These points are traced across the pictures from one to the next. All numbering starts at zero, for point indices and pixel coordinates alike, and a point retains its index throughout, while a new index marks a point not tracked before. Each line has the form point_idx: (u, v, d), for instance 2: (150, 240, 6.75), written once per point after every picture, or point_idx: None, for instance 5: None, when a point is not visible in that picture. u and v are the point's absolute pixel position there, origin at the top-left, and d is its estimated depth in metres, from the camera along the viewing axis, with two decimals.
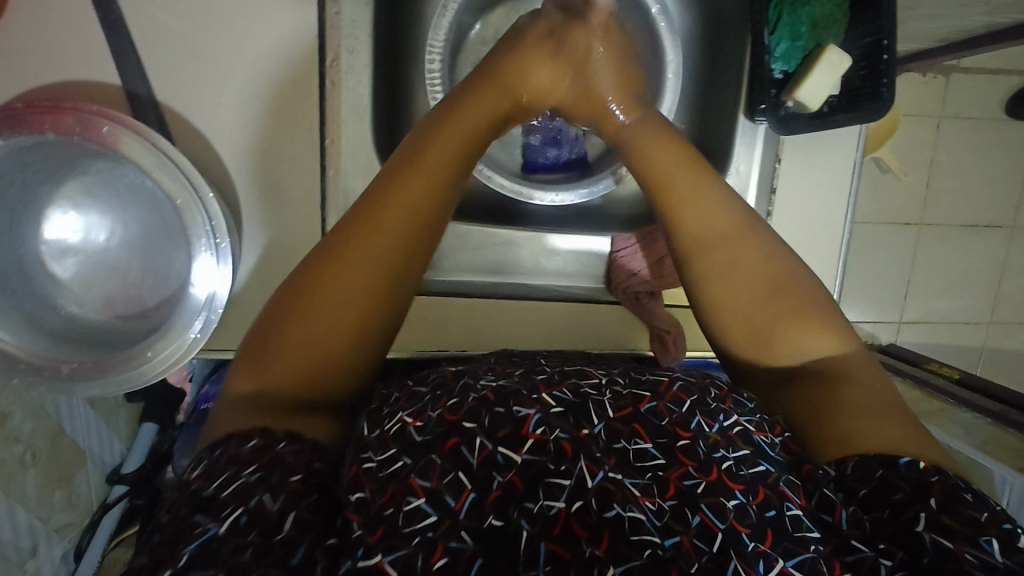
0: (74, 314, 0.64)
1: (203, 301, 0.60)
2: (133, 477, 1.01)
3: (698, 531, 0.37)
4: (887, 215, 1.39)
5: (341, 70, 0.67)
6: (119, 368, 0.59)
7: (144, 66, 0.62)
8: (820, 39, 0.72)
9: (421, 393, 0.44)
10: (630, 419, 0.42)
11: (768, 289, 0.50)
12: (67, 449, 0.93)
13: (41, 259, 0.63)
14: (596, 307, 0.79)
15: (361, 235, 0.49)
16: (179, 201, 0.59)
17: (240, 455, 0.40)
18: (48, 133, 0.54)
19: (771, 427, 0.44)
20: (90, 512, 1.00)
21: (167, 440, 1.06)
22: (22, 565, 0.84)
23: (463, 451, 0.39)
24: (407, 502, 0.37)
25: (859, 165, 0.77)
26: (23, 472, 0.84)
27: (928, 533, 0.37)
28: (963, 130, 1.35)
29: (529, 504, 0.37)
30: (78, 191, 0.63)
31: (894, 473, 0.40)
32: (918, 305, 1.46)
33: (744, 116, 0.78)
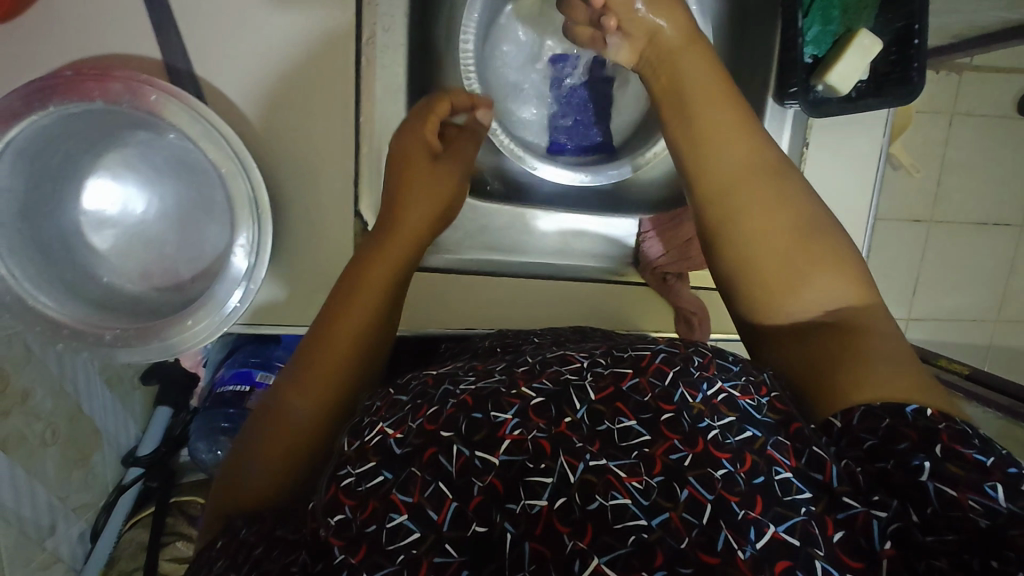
0: (112, 285, 0.65)
1: (244, 272, 0.61)
2: (148, 458, 1.03)
3: (686, 505, 0.37)
4: (897, 211, 1.39)
5: (376, 47, 0.68)
6: (164, 334, 0.59)
7: (184, 41, 0.61)
8: (851, 24, 0.73)
9: (402, 401, 0.45)
10: (612, 399, 0.42)
11: (793, 244, 0.51)
12: (85, 429, 0.94)
13: (81, 228, 0.64)
14: (610, 287, 0.78)
15: (339, 315, 0.57)
16: (223, 170, 0.59)
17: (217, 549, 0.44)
18: (97, 101, 0.55)
19: (757, 388, 0.44)
20: (106, 494, 1.00)
21: (180, 424, 1.08)
22: (41, 543, 0.85)
23: (441, 460, 0.39)
24: (389, 519, 0.37)
25: (885, 151, 0.78)
26: (44, 449, 0.84)
27: (932, 482, 0.37)
28: (975, 128, 1.35)
29: (511, 505, 0.38)
30: (118, 163, 0.64)
31: (902, 420, 0.41)
32: (926, 303, 1.46)
33: (773, 99, 0.79)
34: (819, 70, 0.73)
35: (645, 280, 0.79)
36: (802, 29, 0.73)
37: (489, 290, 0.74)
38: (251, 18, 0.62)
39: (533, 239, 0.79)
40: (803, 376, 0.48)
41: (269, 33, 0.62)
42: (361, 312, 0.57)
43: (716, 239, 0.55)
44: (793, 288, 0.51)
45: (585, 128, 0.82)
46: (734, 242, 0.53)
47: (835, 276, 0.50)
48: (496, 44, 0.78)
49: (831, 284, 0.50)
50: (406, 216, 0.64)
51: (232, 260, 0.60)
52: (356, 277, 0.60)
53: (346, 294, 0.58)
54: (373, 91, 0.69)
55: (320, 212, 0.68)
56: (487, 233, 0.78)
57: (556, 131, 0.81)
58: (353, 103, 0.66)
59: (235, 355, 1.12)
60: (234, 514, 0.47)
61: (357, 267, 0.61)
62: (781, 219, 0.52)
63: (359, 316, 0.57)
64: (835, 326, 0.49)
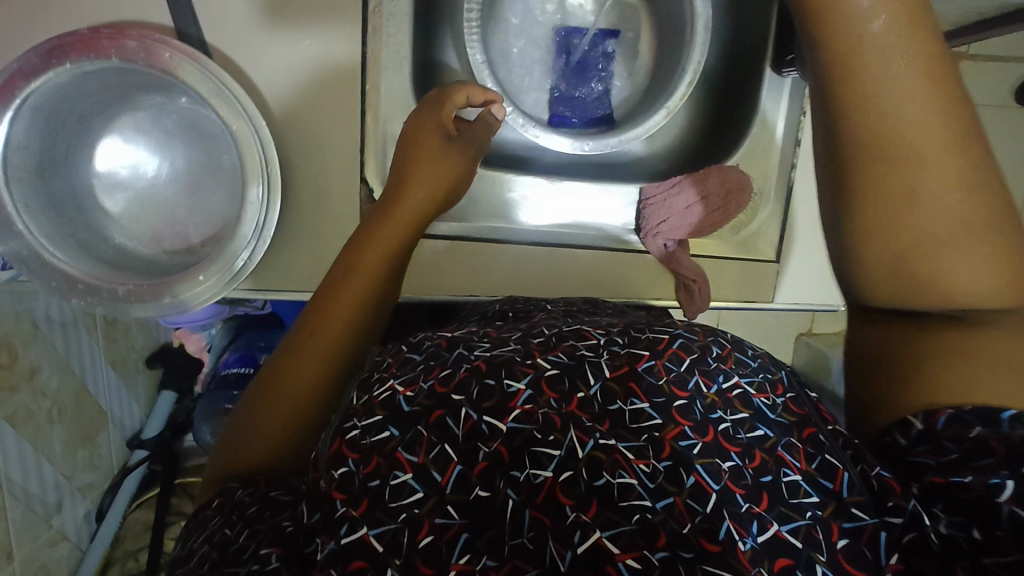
0: (122, 246, 0.66)
1: (253, 231, 0.62)
2: (154, 442, 1.04)
3: (691, 492, 0.38)
4: None
5: (383, 16, 0.68)
6: (176, 288, 0.60)
7: (194, 8, 0.62)
8: None
9: (414, 360, 0.46)
10: (626, 378, 0.44)
11: (954, 223, 0.43)
12: (89, 409, 0.94)
13: (94, 189, 0.65)
14: (613, 255, 0.78)
15: (340, 284, 0.58)
16: (233, 127, 0.60)
17: (211, 511, 0.45)
18: (113, 59, 0.56)
19: (772, 388, 0.45)
20: (111, 476, 1.01)
21: (184, 411, 1.10)
22: (48, 520, 0.86)
23: (448, 422, 0.40)
24: (394, 476, 0.38)
25: None
26: (50, 426, 0.85)
27: (1008, 505, 0.35)
28: None
29: (515, 473, 0.39)
30: (130, 126, 0.66)
31: (994, 432, 0.38)
32: None
33: (771, 69, 0.78)
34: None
35: (647, 249, 0.79)
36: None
37: (491, 256, 0.75)
38: None
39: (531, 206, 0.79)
40: (886, 381, 0.45)
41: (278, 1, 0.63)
42: (362, 279, 0.58)
43: (856, 211, 0.46)
44: (939, 272, 0.44)
45: (600, 98, 0.83)
46: (895, 223, 0.45)
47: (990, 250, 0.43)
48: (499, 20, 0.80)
49: (985, 262, 0.43)
50: (411, 189, 0.65)
51: (243, 219, 0.61)
52: (361, 243, 0.61)
53: (337, 279, 0.59)
54: (378, 59, 0.69)
55: (327, 181, 0.68)
56: (487, 204, 0.78)
57: (572, 105, 0.83)
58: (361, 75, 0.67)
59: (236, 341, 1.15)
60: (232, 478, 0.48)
61: (362, 234, 0.62)
62: (953, 188, 0.43)
63: (352, 297, 0.57)
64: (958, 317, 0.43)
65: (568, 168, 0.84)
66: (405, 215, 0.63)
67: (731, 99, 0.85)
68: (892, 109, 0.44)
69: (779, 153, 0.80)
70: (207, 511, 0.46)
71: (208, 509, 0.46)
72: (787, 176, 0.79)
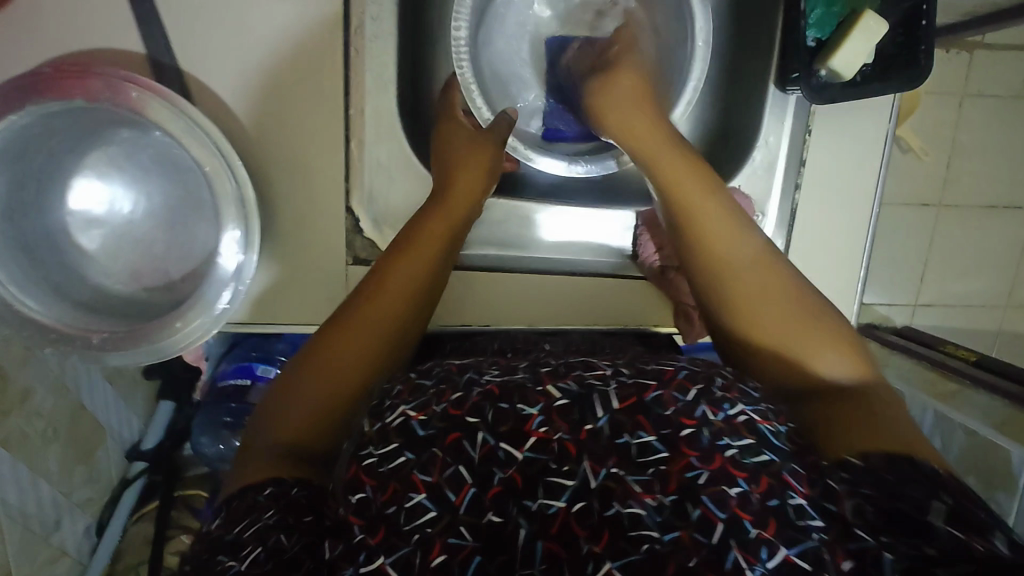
0: (102, 286, 0.64)
1: (232, 272, 0.60)
2: (153, 453, 1.04)
3: (697, 524, 0.36)
4: (910, 194, 1.35)
5: (365, 38, 0.64)
6: (150, 337, 0.58)
7: (169, 38, 0.60)
8: (856, 5, 0.70)
9: (424, 386, 0.45)
10: (633, 411, 0.41)
11: (798, 324, 0.51)
12: (87, 424, 0.94)
13: (69, 228, 0.63)
14: (613, 282, 0.75)
15: (396, 266, 0.59)
16: (207, 168, 0.58)
17: (259, 502, 0.43)
18: (77, 99, 0.54)
19: (776, 415, 0.43)
20: (111, 488, 1.01)
21: (184, 418, 1.08)
22: (47, 538, 0.86)
23: (464, 445, 0.40)
24: (408, 499, 0.38)
25: (890, 138, 0.73)
26: (46, 446, 0.85)
27: (943, 525, 0.38)
28: (984, 108, 1.31)
29: (527, 502, 0.38)
30: (102, 162, 0.63)
31: (918, 470, 0.42)
32: (933, 289, 1.40)
33: (775, 86, 0.75)
34: (824, 53, 0.70)
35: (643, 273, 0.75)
36: (806, 11, 0.72)
37: (491, 283, 0.73)
38: (233, 7, 0.60)
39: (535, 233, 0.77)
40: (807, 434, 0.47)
41: (254, 24, 0.61)
42: (415, 263, 0.59)
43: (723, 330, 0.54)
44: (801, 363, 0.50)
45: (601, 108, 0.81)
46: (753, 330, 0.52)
47: (834, 342, 0.51)
48: (498, 25, 0.78)
49: (834, 353, 0.50)
50: (460, 182, 0.66)
51: (219, 260, 0.59)
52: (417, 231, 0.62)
53: (383, 274, 0.59)
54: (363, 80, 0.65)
55: (315, 208, 0.66)
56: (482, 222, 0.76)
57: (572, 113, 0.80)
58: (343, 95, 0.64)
59: (234, 351, 1.11)
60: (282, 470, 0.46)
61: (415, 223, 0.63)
62: (784, 297, 0.53)
63: (394, 296, 0.57)
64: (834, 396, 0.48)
65: (564, 193, 0.82)
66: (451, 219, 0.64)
67: (732, 112, 0.82)
68: (714, 233, 0.56)
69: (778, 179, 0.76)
70: (250, 502, 0.43)
71: (252, 500, 0.43)
72: (790, 194, 0.76)
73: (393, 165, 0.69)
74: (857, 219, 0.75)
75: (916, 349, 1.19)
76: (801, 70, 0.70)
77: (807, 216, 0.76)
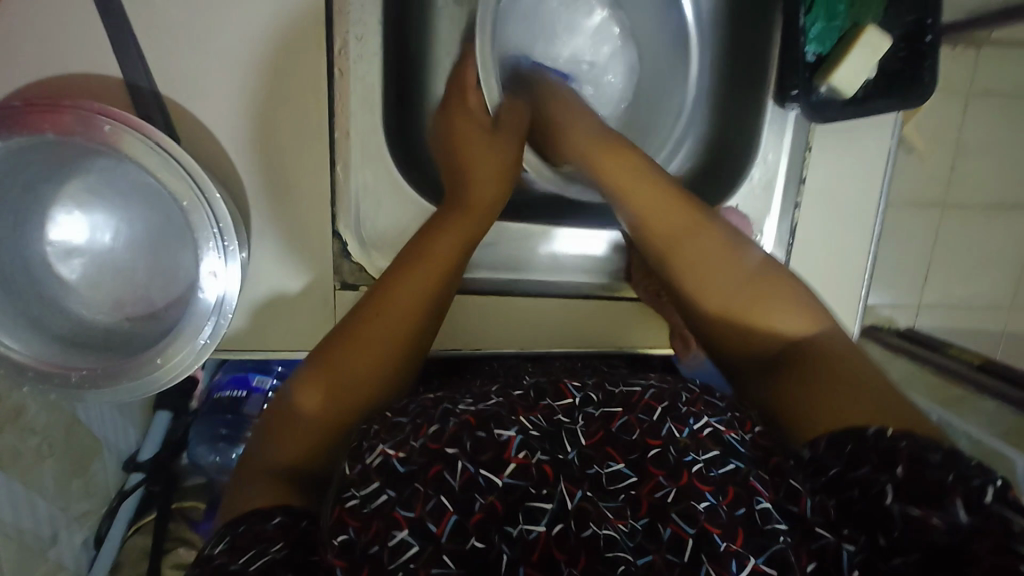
0: (83, 321, 0.58)
1: (214, 304, 0.55)
2: (150, 465, 1.02)
3: (668, 545, 0.37)
4: (915, 196, 1.27)
5: (349, 59, 0.63)
6: (132, 374, 0.54)
7: (147, 61, 0.57)
8: (857, 19, 0.69)
9: (401, 423, 0.43)
10: (601, 444, 0.42)
11: (745, 289, 0.54)
12: (80, 440, 0.92)
13: (47, 259, 0.56)
14: (614, 303, 0.74)
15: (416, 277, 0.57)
16: (185, 202, 0.53)
17: (264, 532, 0.39)
18: (47, 133, 0.49)
19: (740, 424, 0.44)
20: (107, 500, 1.00)
21: (181, 427, 1.07)
22: (44, 552, 0.85)
23: (444, 476, 0.38)
24: (391, 537, 0.36)
25: (894, 151, 0.72)
26: (40, 464, 0.83)
27: (896, 505, 0.38)
28: (989, 108, 1.24)
29: (509, 528, 0.37)
30: (82, 190, 0.56)
31: (862, 444, 0.41)
32: (938, 287, 1.33)
33: (774, 101, 0.73)
34: (824, 70, 0.68)
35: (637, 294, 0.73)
36: (805, 28, 0.69)
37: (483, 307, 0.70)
38: (213, 29, 0.57)
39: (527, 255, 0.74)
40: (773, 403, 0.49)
41: (236, 46, 0.58)
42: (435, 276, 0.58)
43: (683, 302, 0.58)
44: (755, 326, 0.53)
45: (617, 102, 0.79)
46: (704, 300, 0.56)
47: (784, 303, 0.53)
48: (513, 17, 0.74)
49: (785, 315, 0.52)
50: (481, 191, 0.65)
51: (201, 294, 0.54)
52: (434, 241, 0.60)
53: (395, 284, 0.56)
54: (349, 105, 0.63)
55: (302, 233, 0.64)
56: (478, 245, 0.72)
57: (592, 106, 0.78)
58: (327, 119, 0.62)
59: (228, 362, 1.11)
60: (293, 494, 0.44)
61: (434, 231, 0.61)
62: (727, 263, 0.55)
63: (406, 306, 0.56)
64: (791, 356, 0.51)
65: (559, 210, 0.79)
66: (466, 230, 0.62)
67: (728, 126, 0.78)
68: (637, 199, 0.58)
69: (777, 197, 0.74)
70: (255, 532, 0.39)
71: (255, 530, 0.40)
72: (790, 213, 0.74)
73: (378, 190, 0.68)
74: (855, 238, 0.74)
75: (919, 353, 1.17)
76: (800, 86, 0.69)
77: (805, 235, 0.74)
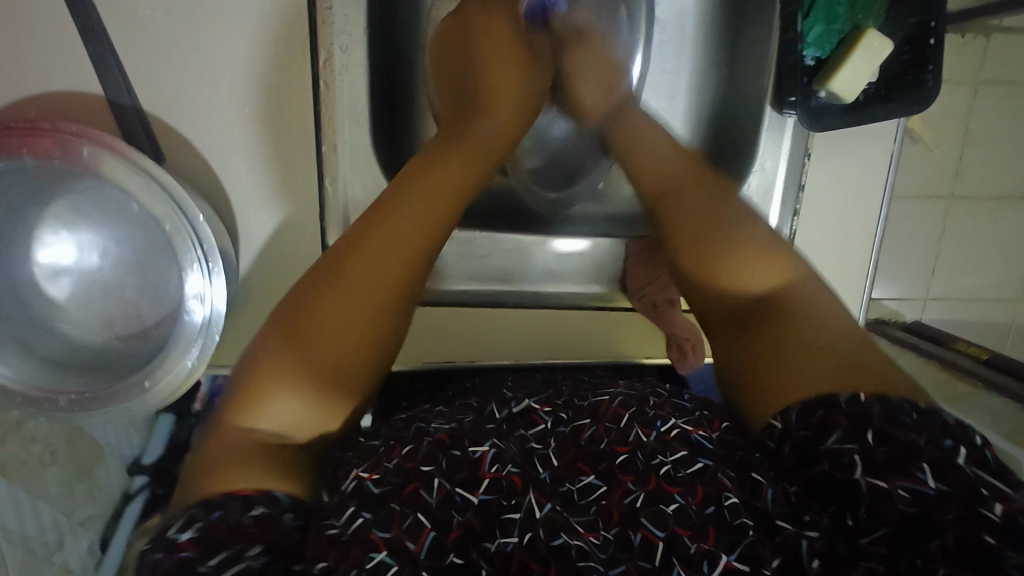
0: (73, 341, 0.58)
1: (200, 326, 0.54)
2: (153, 468, 0.96)
3: (640, 552, 0.35)
4: (923, 187, 1.22)
5: (335, 70, 0.60)
6: (119, 400, 0.53)
7: (128, 77, 0.56)
8: (858, 22, 0.66)
9: (374, 448, 0.42)
10: (574, 461, 0.42)
11: (736, 236, 0.47)
12: (85, 446, 0.89)
13: (35, 280, 0.56)
14: (607, 313, 0.74)
15: (403, 209, 0.48)
16: (167, 226, 0.53)
17: (242, 528, 0.33)
18: (25, 158, 0.48)
19: (708, 423, 0.44)
20: (113, 504, 0.96)
21: (186, 429, 0.98)
22: (49, 559, 0.83)
23: (421, 494, 0.37)
24: (368, 559, 0.33)
25: (897, 157, 0.71)
26: (44, 471, 0.82)
27: (864, 478, 0.32)
28: (1001, 96, 1.17)
29: (486, 544, 0.36)
30: (67, 211, 0.56)
31: (837, 409, 0.34)
32: (946, 281, 1.29)
33: (772, 107, 0.72)
34: (822, 75, 0.67)
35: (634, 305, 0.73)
36: (801, 33, 0.67)
37: (473, 324, 0.71)
38: (194, 44, 0.56)
39: (520, 269, 0.75)
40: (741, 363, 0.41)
41: (218, 61, 0.57)
42: (428, 209, 0.49)
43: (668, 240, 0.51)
44: (736, 273, 0.45)
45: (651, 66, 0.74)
46: (684, 240, 0.49)
47: (777, 256, 0.45)
48: None
49: (775, 268, 0.44)
50: (489, 118, 0.57)
51: (188, 315, 0.54)
52: (429, 168, 0.51)
53: (375, 239, 0.46)
54: (335, 118, 0.61)
55: (292, 248, 0.64)
56: (473, 257, 0.73)
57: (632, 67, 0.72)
58: (315, 134, 0.61)
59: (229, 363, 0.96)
60: (270, 479, 0.37)
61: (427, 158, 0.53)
62: (707, 209, 0.50)
63: (391, 266, 0.46)
64: (770, 305, 0.42)
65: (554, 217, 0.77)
66: (458, 169, 0.53)
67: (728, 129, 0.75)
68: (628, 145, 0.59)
69: (777, 206, 0.73)
70: (229, 525, 0.33)
71: (228, 521, 0.33)
72: (787, 221, 0.73)
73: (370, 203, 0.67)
74: (855, 245, 0.73)
75: (925, 348, 1.15)
76: (798, 95, 0.68)
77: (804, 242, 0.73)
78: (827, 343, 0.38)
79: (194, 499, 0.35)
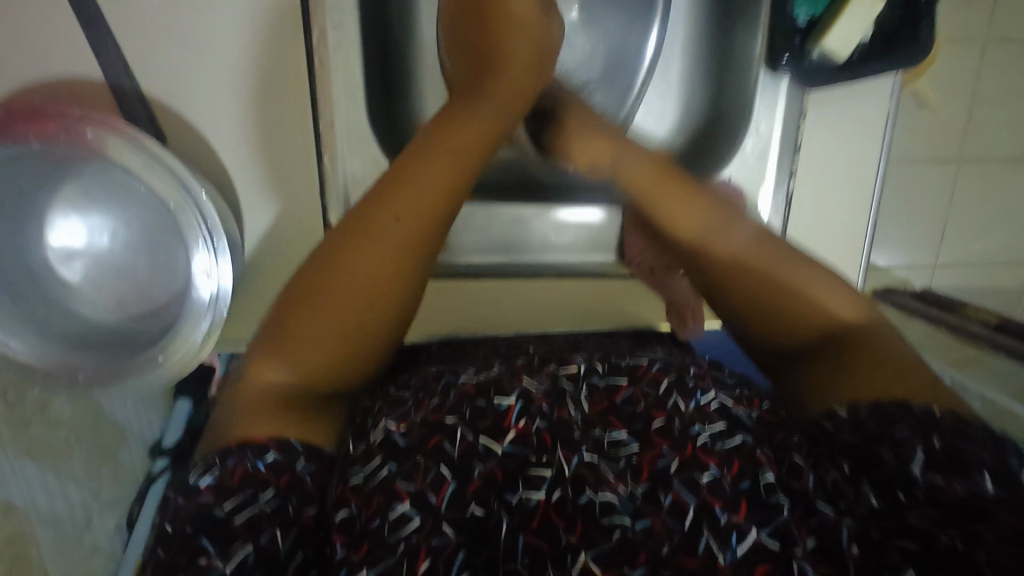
0: (90, 320, 0.60)
1: (209, 300, 0.56)
2: (174, 449, 0.96)
3: (669, 510, 0.35)
4: (932, 151, 1.20)
5: (329, 47, 0.61)
6: (136, 372, 0.56)
7: (126, 60, 0.57)
8: None
9: (404, 398, 0.44)
10: (604, 412, 0.42)
11: (755, 265, 0.51)
12: (107, 429, 0.91)
13: (50, 264, 0.59)
14: (610, 281, 0.75)
15: (413, 174, 0.48)
16: (172, 205, 0.54)
17: (256, 473, 0.38)
18: (33, 142, 0.50)
19: (748, 401, 0.44)
20: (137, 484, 0.98)
21: (203, 412, 0.99)
22: (80, 536, 0.84)
23: (445, 447, 0.38)
24: (392, 510, 0.36)
25: (893, 115, 0.70)
26: (69, 450, 0.83)
27: (920, 471, 0.35)
28: (1012, 53, 1.14)
29: (508, 496, 0.36)
30: (76, 195, 0.58)
31: (908, 412, 0.38)
32: (956, 246, 1.27)
33: (765, 67, 0.70)
34: (816, 33, 0.66)
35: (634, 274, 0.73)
36: None
37: (478, 295, 0.72)
38: (188, 26, 0.57)
39: (525, 240, 0.75)
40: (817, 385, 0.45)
41: (213, 43, 0.58)
42: (439, 174, 0.49)
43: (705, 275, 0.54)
44: (774, 308, 0.49)
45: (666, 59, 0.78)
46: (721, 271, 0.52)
47: (803, 287, 0.48)
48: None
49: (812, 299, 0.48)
50: (493, 94, 0.58)
51: (197, 290, 0.56)
52: (436, 136, 0.51)
53: (387, 199, 0.47)
54: (331, 95, 0.62)
55: (293, 228, 0.64)
56: (472, 229, 0.73)
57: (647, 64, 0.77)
58: (311, 112, 0.61)
59: None
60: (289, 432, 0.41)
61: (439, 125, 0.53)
62: (720, 233, 0.54)
63: (403, 228, 0.47)
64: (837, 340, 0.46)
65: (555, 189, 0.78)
66: (465, 139, 0.52)
67: (724, 105, 0.76)
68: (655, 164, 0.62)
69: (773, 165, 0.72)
70: (244, 472, 0.37)
71: (243, 468, 0.38)
72: (785, 183, 0.72)
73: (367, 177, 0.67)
74: (853, 204, 0.72)
75: (935, 313, 1.14)
76: (791, 52, 0.67)
77: (800, 204, 0.72)
78: (891, 359, 0.43)
79: (214, 447, 0.40)
